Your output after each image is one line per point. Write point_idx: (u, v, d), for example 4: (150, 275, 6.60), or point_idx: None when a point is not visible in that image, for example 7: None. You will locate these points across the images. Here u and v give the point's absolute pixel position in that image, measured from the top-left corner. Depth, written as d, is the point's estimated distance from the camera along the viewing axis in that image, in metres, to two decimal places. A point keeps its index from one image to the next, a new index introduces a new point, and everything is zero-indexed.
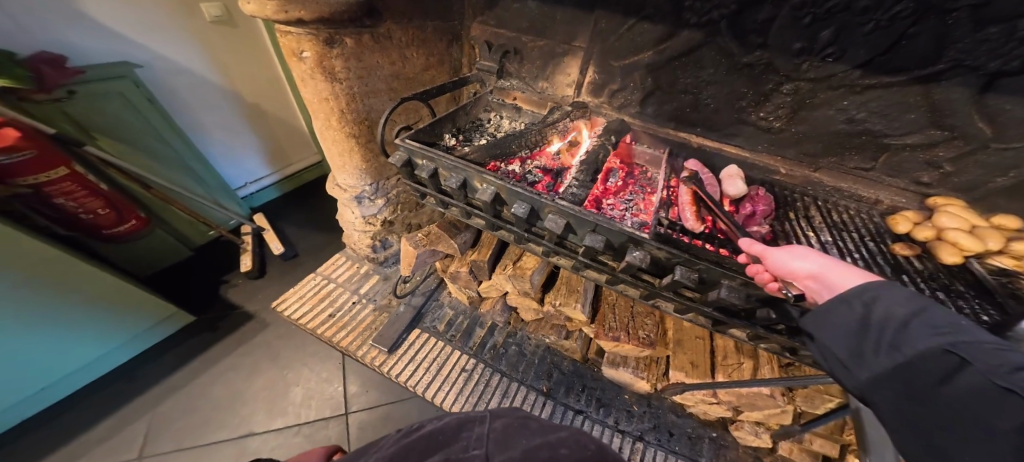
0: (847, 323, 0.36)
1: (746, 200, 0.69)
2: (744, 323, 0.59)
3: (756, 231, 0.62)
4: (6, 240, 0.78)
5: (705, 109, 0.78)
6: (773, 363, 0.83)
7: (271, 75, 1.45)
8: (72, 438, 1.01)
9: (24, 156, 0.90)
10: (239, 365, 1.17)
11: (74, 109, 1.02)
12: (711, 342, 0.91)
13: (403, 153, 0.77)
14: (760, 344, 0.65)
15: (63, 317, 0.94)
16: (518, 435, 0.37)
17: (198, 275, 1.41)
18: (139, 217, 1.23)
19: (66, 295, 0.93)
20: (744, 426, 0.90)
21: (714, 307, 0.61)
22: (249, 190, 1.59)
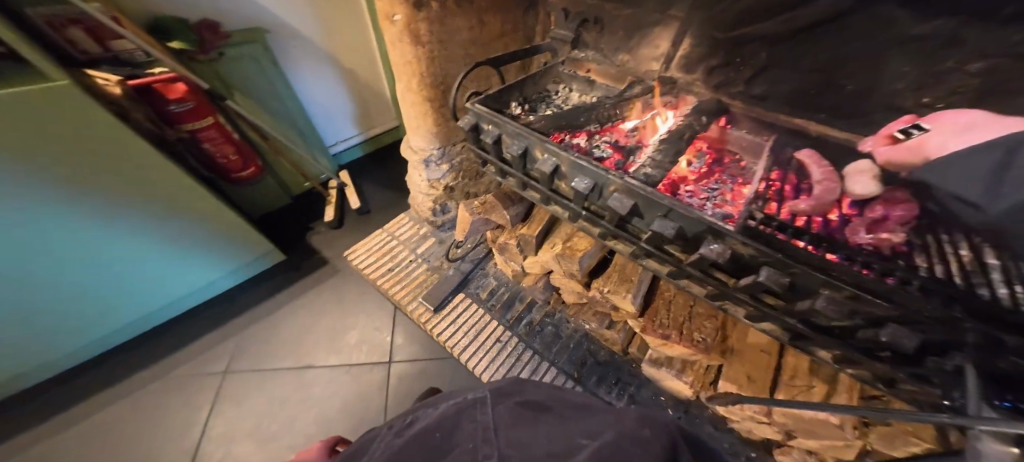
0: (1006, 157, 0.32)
1: (877, 202, 0.50)
2: (830, 341, 0.49)
3: (884, 239, 0.46)
4: (167, 172, 1.00)
5: (838, 93, 0.62)
6: (855, 393, 0.66)
7: (366, 44, 1.57)
8: (197, 339, 1.29)
9: (185, 106, 1.15)
10: (314, 300, 1.36)
11: (224, 68, 1.25)
12: (777, 359, 0.76)
13: (471, 117, 0.78)
14: (847, 369, 0.53)
15: (199, 240, 1.17)
16: (528, 425, 0.34)
17: (294, 219, 1.65)
18: (257, 166, 1.46)
19: (201, 223, 1.15)
20: (791, 454, 0.76)
21: (800, 320, 0.51)
22: (338, 148, 1.78)
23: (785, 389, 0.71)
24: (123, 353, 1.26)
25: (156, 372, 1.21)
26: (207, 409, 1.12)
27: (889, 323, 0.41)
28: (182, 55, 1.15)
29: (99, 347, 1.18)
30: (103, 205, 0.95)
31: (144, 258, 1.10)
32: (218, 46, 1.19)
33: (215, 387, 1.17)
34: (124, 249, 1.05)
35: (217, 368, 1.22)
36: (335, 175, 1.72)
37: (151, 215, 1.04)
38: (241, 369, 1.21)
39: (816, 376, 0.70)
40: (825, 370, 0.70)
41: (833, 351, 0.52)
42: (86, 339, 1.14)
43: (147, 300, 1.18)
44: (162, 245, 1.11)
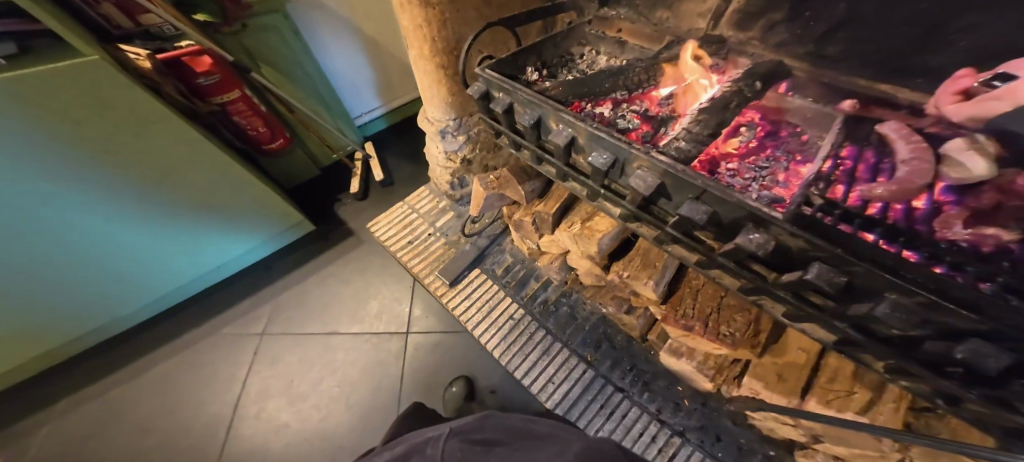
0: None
1: (982, 188, 0.40)
2: (895, 356, 0.42)
3: (988, 236, 0.38)
4: (195, 143, 1.02)
5: (944, 52, 0.48)
6: (904, 405, 0.59)
7: (390, 11, 1.49)
8: (235, 302, 1.40)
9: (213, 79, 1.17)
10: (339, 270, 1.41)
11: (248, 39, 1.24)
12: (816, 359, 0.71)
13: (482, 84, 0.73)
14: (900, 381, 0.47)
15: (232, 210, 1.23)
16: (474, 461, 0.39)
17: (320, 191, 1.69)
18: (285, 138, 1.48)
19: (233, 194, 1.19)
20: (815, 457, 0.72)
21: (850, 324, 0.45)
22: (363, 120, 1.77)
23: (819, 393, 0.66)
24: (175, 311, 1.39)
25: (202, 332, 1.33)
26: (247, 365, 1.24)
27: (973, 337, 0.33)
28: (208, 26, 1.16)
29: (158, 306, 1.31)
30: (141, 177, 1.00)
31: (184, 226, 1.16)
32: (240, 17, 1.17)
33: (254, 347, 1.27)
34: (165, 218, 1.11)
35: (254, 330, 1.32)
36: (361, 146, 1.73)
37: (185, 186, 1.08)
38: (274, 332, 1.30)
39: (859, 382, 0.64)
40: (871, 377, 0.63)
41: (884, 361, 0.47)
42: (144, 300, 1.25)
43: (190, 268, 1.27)
44: (201, 216, 1.18)
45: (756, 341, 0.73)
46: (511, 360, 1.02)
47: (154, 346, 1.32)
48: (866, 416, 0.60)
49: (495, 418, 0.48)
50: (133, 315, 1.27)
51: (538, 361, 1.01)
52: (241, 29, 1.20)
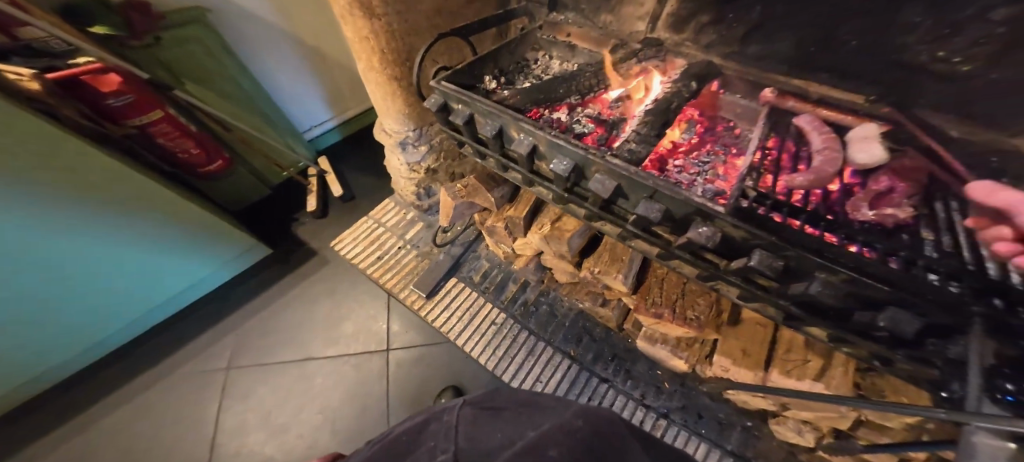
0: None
1: (881, 172, 0.52)
2: (829, 324, 0.50)
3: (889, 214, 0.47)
4: (116, 174, 0.90)
5: (841, 50, 0.56)
6: (851, 367, 0.68)
7: (331, 20, 1.39)
8: (191, 338, 1.28)
9: (125, 99, 1.03)
10: (305, 294, 1.34)
11: (164, 54, 1.12)
12: (773, 333, 0.79)
13: (439, 97, 0.72)
14: (842, 347, 0.54)
15: (173, 243, 1.11)
16: (486, 427, 0.41)
17: (273, 212, 1.58)
18: (225, 159, 1.36)
19: (171, 225, 1.07)
20: (786, 422, 0.79)
21: (793, 302, 0.52)
22: (313, 134, 1.66)
23: (780, 364, 0.74)
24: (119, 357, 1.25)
25: (154, 376, 1.21)
26: (215, 403, 1.14)
27: (890, 306, 0.40)
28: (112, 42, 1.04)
29: (97, 353, 1.17)
30: (60, 220, 0.87)
31: (111, 264, 1.02)
32: (151, 30, 1.06)
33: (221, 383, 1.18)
34: (92, 262, 0.98)
35: (218, 364, 1.22)
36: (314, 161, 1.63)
37: (104, 222, 0.95)
38: (241, 364, 1.21)
39: (812, 351, 0.72)
40: (821, 346, 0.72)
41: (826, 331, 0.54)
42: (80, 347, 1.11)
43: (129, 310, 1.14)
44: (139, 252, 1.06)
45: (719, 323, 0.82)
46: (497, 364, 1.04)
47: (97, 398, 1.17)
48: (821, 381, 0.68)
49: (506, 391, 0.49)
50: (70, 364, 1.13)
51: (524, 362, 1.03)
52: (153, 43, 1.08)
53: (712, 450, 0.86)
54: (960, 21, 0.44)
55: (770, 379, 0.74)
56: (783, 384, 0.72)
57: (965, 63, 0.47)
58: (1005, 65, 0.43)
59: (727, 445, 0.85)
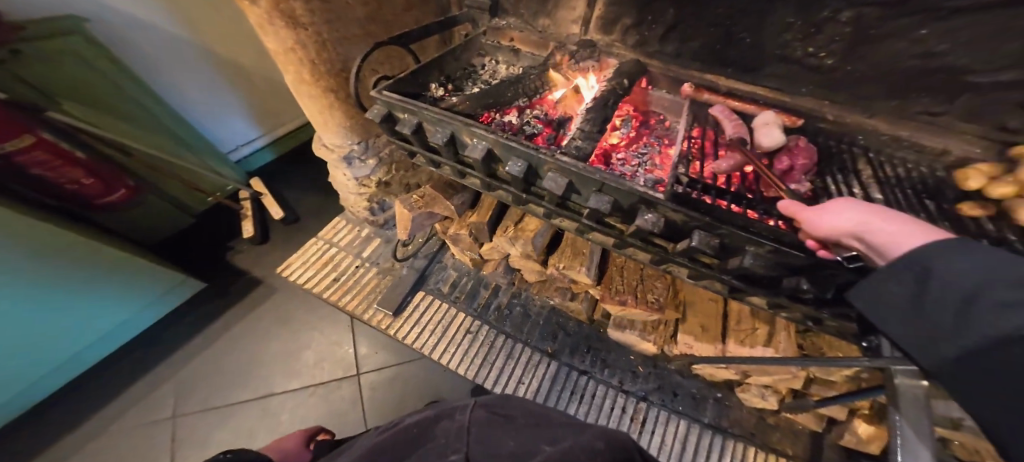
0: (883, 61, 0.56)
1: (782, 152, 0.61)
2: (764, 292, 0.57)
3: (795, 189, 0.56)
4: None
5: (739, 46, 0.66)
6: (791, 330, 0.79)
7: (246, 28, 1.26)
8: (122, 391, 1.12)
9: None
10: (255, 329, 1.22)
11: (28, 71, 0.92)
12: (724, 306, 0.89)
13: (381, 107, 0.69)
14: (780, 312, 0.63)
15: (78, 292, 0.95)
16: (495, 432, 0.44)
17: (203, 244, 1.41)
18: (129, 186, 1.14)
19: (77, 270, 0.92)
20: (750, 389, 0.88)
21: (732, 274, 0.58)
22: (241, 153, 1.51)
23: (734, 335, 0.83)
24: (27, 428, 1.07)
25: (76, 445, 1.04)
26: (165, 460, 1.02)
27: (806, 270, 0.47)
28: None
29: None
30: None
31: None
32: (8, 42, 0.85)
33: (170, 431, 1.06)
34: None
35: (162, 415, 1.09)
36: (244, 184, 1.48)
37: None
38: (191, 410, 1.09)
39: (757, 319, 0.83)
40: (766, 314, 0.83)
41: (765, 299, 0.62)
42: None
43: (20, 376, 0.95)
44: (40, 309, 0.89)
45: (678, 301, 0.91)
46: (477, 372, 1.03)
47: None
48: (771, 346, 0.78)
49: (516, 398, 0.51)
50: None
51: (504, 366, 1.04)
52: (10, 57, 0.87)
53: (692, 425, 0.92)
54: (819, 21, 0.56)
55: (728, 349, 0.82)
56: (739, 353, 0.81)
57: (828, 57, 0.60)
58: (856, 60, 0.58)
59: (704, 417, 0.93)
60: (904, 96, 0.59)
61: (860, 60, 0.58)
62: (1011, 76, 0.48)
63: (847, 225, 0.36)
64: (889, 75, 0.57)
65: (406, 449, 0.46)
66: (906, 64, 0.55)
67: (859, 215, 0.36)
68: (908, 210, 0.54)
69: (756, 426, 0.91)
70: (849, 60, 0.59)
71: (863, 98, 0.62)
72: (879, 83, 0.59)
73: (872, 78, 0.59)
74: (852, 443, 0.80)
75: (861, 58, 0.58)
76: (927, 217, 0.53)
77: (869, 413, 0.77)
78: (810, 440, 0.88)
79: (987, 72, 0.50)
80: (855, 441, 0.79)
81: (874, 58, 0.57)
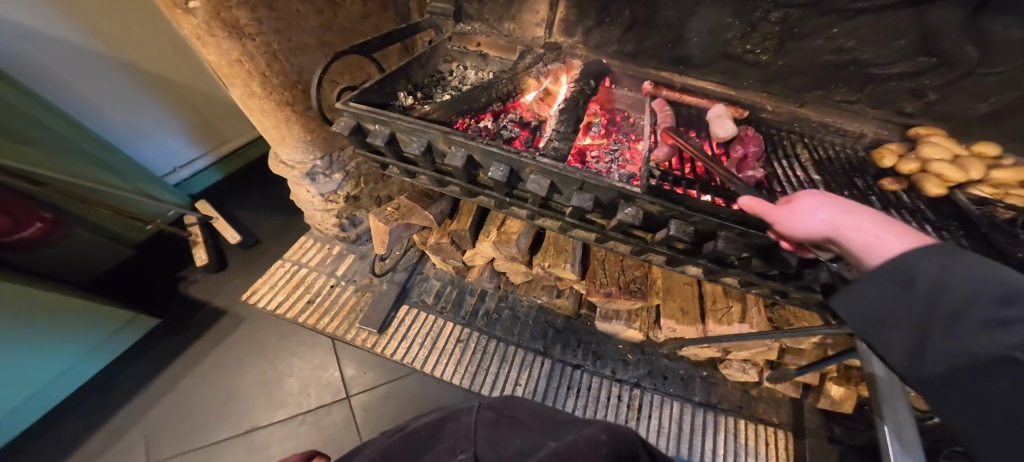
0: (808, 55, 0.63)
1: (735, 142, 0.67)
2: (739, 271, 0.61)
3: (752, 175, 0.60)
4: None
5: (688, 45, 0.72)
6: (760, 304, 0.87)
7: (174, 36, 1.13)
8: (67, 452, 0.99)
9: None
10: (222, 364, 1.12)
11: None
12: (700, 288, 0.95)
13: (349, 119, 0.67)
14: (751, 289, 0.69)
15: (9, 345, 0.83)
16: (505, 432, 0.45)
17: (152, 278, 1.28)
18: (43, 219, 0.98)
19: (8, 318, 0.80)
20: (733, 365, 0.95)
21: (707, 258, 0.63)
22: (181, 176, 1.38)
23: (713, 314, 0.89)
24: None
25: None
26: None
27: (774, 248, 0.52)
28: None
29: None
30: None
31: None
32: None
33: None
34: None
35: None
36: (192, 208, 1.36)
37: None
38: (159, 458, 0.99)
39: (729, 297, 0.90)
40: (736, 291, 0.90)
41: (737, 278, 0.67)
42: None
43: None
44: None
45: (656, 289, 0.96)
46: (473, 380, 1.03)
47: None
48: (745, 321, 0.85)
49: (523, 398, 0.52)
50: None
51: (499, 371, 1.03)
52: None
53: (685, 404, 0.98)
54: (754, 21, 0.63)
55: (708, 329, 0.88)
56: (719, 332, 0.86)
57: (763, 53, 0.66)
58: (786, 56, 0.65)
59: (694, 396, 0.99)
60: (826, 86, 0.66)
61: (788, 54, 0.65)
62: (904, 68, 0.59)
63: (821, 226, 0.37)
64: (811, 68, 0.65)
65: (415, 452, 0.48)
66: (824, 57, 0.62)
67: (833, 215, 0.36)
68: (842, 186, 0.60)
69: (742, 399, 0.98)
70: (780, 55, 0.65)
71: (797, 86, 0.69)
72: (804, 76, 0.67)
73: (799, 71, 0.66)
74: (828, 405, 0.89)
75: (790, 54, 0.64)
76: (858, 191, 0.60)
77: (836, 374, 0.88)
78: (790, 406, 0.96)
79: (884, 65, 0.60)
80: (830, 402, 0.89)
81: (801, 52, 0.64)
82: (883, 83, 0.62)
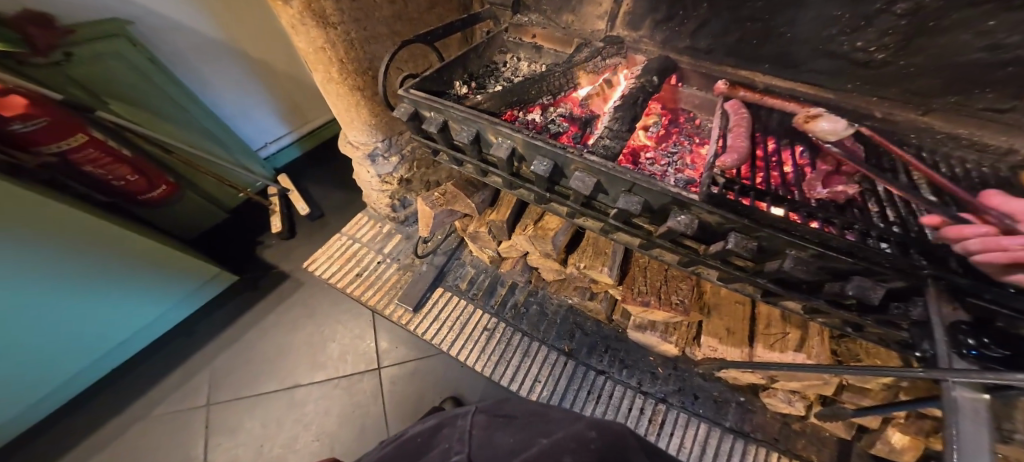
0: (943, 54, 0.51)
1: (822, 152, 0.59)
2: (804, 296, 0.54)
3: (842, 191, 0.52)
4: (38, 207, 0.77)
5: (779, 41, 0.63)
6: (825, 335, 0.75)
7: (275, 25, 1.27)
8: (164, 376, 1.20)
9: (37, 124, 0.82)
10: (282, 321, 1.27)
11: (79, 73, 0.95)
12: (753, 309, 0.85)
13: (408, 105, 0.70)
14: (817, 318, 0.60)
15: (112, 284, 1.00)
16: (497, 432, 0.45)
17: (235, 237, 1.47)
18: (169, 183, 1.19)
19: (117, 261, 0.97)
20: (777, 395, 0.84)
21: (769, 278, 0.57)
22: (270, 150, 1.56)
23: (763, 338, 0.80)
24: (82, 405, 1.16)
25: (122, 425, 1.12)
26: (203, 441, 1.08)
27: (856, 275, 0.46)
28: (3, 57, 0.83)
29: (55, 399, 1.07)
30: None
31: (46, 320, 0.91)
32: (58, 44, 0.88)
33: (206, 418, 1.12)
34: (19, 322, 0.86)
35: (197, 403, 1.15)
36: (274, 180, 1.53)
37: (29, 272, 0.82)
38: (227, 396, 1.15)
39: (789, 323, 0.79)
40: (797, 317, 0.79)
41: (801, 303, 0.59)
42: (32, 398, 1.01)
43: (69, 361, 1.03)
44: (79, 300, 0.95)
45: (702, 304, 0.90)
46: (494, 370, 1.04)
47: (63, 451, 1.08)
48: (802, 350, 0.74)
49: (516, 402, 0.52)
50: (21, 416, 1.02)
51: (521, 364, 1.03)
52: (64, 60, 0.91)
53: (713, 428, 0.89)
54: (870, 14, 0.52)
55: (756, 353, 0.79)
56: (769, 358, 0.77)
57: (878, 52, 0.56)
58: (910, 55, 0.54)
59: (726, 422, 0.90)
60: (966, 91, 0.53)
61: (916, 54, 0.53)
62: None
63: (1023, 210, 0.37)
64: (944, 68, 0.52)
65: (406, 457, 0.46)
66: (970, 56, 0.49)
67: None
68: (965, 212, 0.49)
69: (780, 431, 0.87)
70: (902, 53, 0.54)
71: (921, 90, 0.56)
72: (933, 78, 0.54)
73: (928, 71, 0.54)
74: (884, 452, 0.76)
75: (916, 52, 0.53)
76: None
77: (902, 422, 0.71)
78: (840, 450, 0.84)
79: None
80: (888, 451, 0.75)
81: (933, 51, 0.51)
82: None
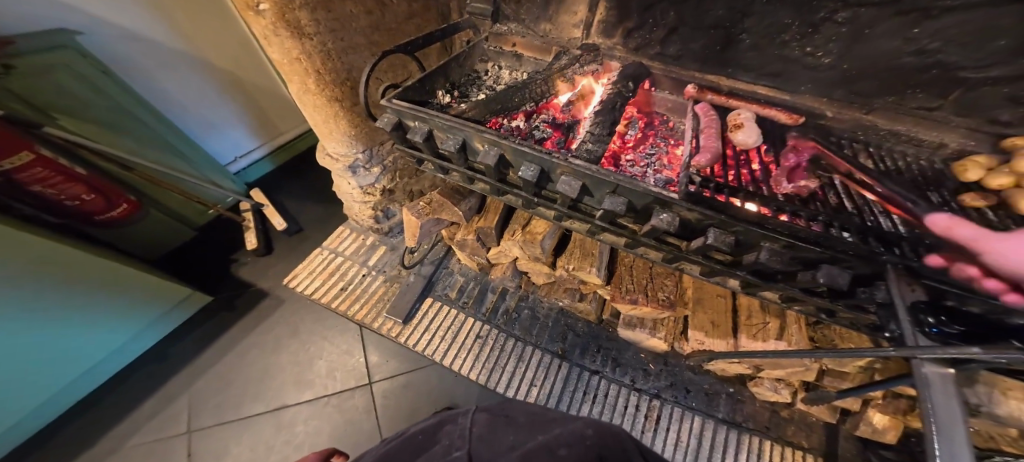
0: (882, 59, 0.56)
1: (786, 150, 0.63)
2: (783, 285, 0.58)
3: (805, 185, 0.56)
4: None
5: (740, 47, 0.67)
6: (802, 323, 0.79)
7: (240, 35, 1.24)
8: (133, 408, 1.12)
9: None
10: (263, 342, 1.21)
11: (22, 87, 0.88)
12: (734, 301, 0.90)
13: (392, 116, 0.70)
14: (793, 305, 0.64)
15: (71, 313, 0.93)
16: (501, 430, 0.44)
17: (208, 256, 1.41)
18: (128, 200, 1.13)
19: (77, 286, 0.91)
20: (763, 384, 0.88)
21: (748, 271, 0.60)
22: (240, 165, 1.50)
23: (746, 329, 0.84)
24: (38, 448, 1.06)
25: None
26: None
27: (824, 263, 0.49)
28: None
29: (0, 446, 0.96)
30: None
31: None
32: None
33: (183, 450, 1.05)
34: None
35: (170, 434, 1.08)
36: (246, 195, 1.47)
37: None
38: (205, 425, 1.08)
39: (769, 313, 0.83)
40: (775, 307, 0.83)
41: (779, 293, 0.63)
42: None
43: (19, 402, 0.93)
44: (36, 332, 0.87)
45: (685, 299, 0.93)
46: (489, 377, 1.03)
47: None
48: (783, 338, 0.78)
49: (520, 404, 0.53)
50: None
51: (516, 370, 1.03)
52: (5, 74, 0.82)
53: (706, 420, 0.92)
54: (816, 21, 0.57)
55: (740, 344, 0.82)
56: (753, 348, 0.81)
57: (825, 57, 0.61)
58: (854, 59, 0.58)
59: (717, 413, 0.93)
60: (901, 91, 0.58)
61: (858, 58, 0.58)
62: (1002, 72, 0.48)
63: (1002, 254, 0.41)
64: (884, 71, 0.57)
65: (407, 454, 0.45)
66: (901, 60, 0.54)
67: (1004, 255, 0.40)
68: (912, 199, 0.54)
69: (770, 420, 0.91)
70: (847, 58, 0.59)
71: (864, 92, 0.62)
72: (872, 80, 0.59)
73: (868, 74, 0.59)
74: (868, 433, 0.80)
75: (859, 57, 0.58)
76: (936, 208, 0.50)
77: (880, 401, 0.76)
78: (824, 432, 0.88)
79: (976, 69, 0.50)
80: (871, 431, 0.79)
81: (874, 56, 0.56)
82: (974, 89, 0.52)
